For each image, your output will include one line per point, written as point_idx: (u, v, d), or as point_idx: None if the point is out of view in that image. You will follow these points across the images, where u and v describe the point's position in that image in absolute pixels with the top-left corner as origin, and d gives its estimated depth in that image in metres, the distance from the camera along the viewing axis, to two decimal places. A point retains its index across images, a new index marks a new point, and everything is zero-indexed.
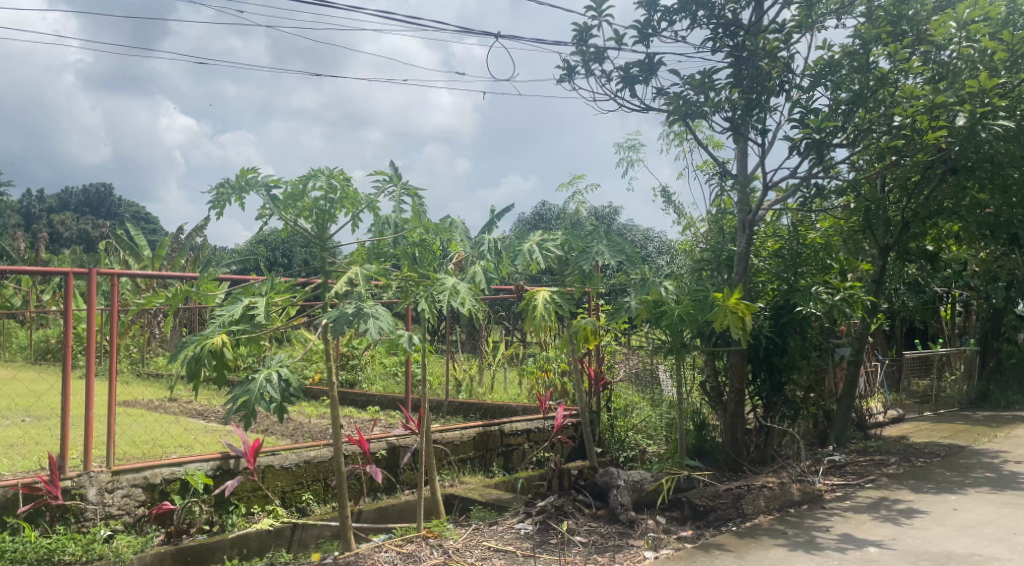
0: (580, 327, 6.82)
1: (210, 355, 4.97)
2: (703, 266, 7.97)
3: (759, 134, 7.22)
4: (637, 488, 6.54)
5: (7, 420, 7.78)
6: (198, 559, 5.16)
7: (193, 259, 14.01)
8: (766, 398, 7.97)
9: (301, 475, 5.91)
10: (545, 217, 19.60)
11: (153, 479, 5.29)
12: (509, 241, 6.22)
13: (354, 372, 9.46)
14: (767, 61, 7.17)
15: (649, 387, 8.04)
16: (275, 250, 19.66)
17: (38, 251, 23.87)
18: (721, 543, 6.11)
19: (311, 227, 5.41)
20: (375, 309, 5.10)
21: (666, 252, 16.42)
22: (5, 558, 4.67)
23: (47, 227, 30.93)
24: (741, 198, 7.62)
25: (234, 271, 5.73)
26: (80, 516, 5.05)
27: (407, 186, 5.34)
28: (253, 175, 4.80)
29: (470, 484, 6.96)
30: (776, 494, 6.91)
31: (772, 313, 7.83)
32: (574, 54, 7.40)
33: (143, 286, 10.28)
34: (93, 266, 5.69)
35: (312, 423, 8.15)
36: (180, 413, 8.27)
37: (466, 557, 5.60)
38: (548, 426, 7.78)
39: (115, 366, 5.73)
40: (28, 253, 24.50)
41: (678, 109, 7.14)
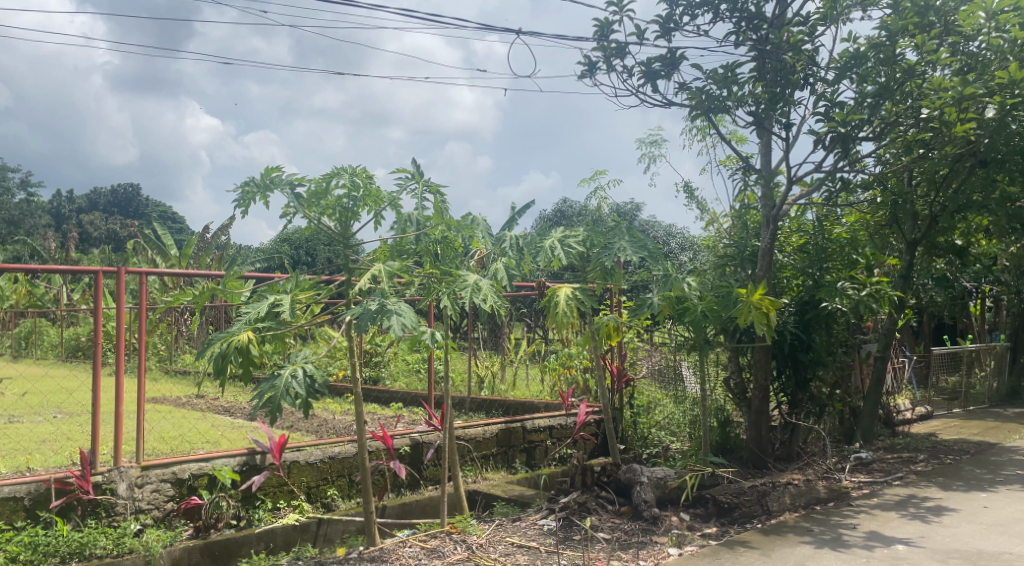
0: (602, 323, 6.91)
1: (237, 352, 5.05)
2: (727, 262, 7.91)
3: (784, 128, 7.14)
4: (661, 484, 6.59)
5: (38, 416, 7.94)
6: (226, 554, 5.24)
7: (220, 258, 14.19)
8: (791, 394, 7.88)
9: (325, 470, 5.98)
10: (567, 214, 19.62)
11: (181, 474, 5.38)
12: (530, 238, 6.24)
13: (377, 369, 9.53)
14: (791, 54, 7.11)
15: (672, 383, 7.87)
16: (300, 248, 19.91)
17: (68, 249, 24.30)
18: (746, 540, 6.08)
19: (335, 225, 5.48)
20: (398, 306, 5.11)
21: (688, 248, 16.33)
22: (37, 551, 4.77)
23: (76, 228, 31.48)
24: (765, 193, 7.55)
25: (258, 269, 5.80)
26: (111, 511, 5.16)
27: (429, 183, 5.38)
28: (277, 173, 4.87)
29: (492, 480, 7.00)
30: (801, 491, 6.88)
31: (797, 309, 7.76)
32: (595, 49, 7.37)
33: (169, 284, 10.44)
34: (121, 264, 5.76)
35: (336, 419, 8.23)
36: (207, 409, 8.39)
37: (490, 552, 5.62)
38: (570, 423, 7.79)
39: (143, 364, 5.83)
40: (60, 253, 24.96)
41: (701, 103, 7.09)
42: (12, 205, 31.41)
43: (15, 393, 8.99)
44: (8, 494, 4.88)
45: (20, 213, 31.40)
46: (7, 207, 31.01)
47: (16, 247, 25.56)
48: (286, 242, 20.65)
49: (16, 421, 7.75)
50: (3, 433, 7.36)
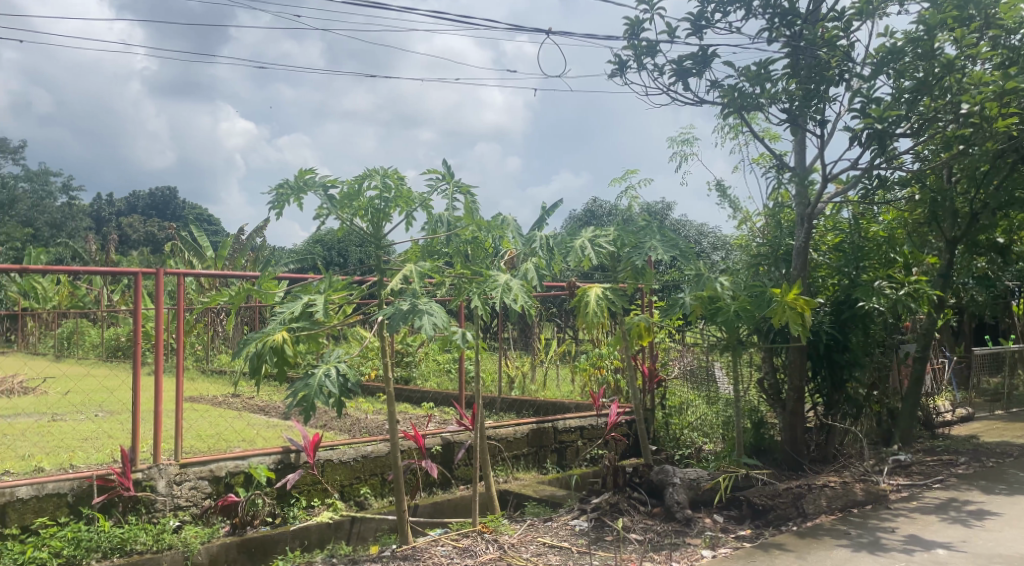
0: (633, 323, 6.87)
1: (272, 351, 5.14)
2: (760, 262, 7.82)
3: (818, 125, 7.04)
4: (694, 485, 6.54)
5: (81, 415, 8.14)
6: (262, 550, 5.32)
7: (254, 259, 14.41)
8: (827, 395, 7.73)
9: (358, 469, 6.06)
10: (597, 213, 19.58)
11: (218, 472, 5.49)
12: (560, 238, 6.23)
13: (408, 369, 9.60)
14: (826, 50, 7.00)
15: (705, 385, 7.85)
16: (331, 249, 20.16)
17: (108, 250, 24.90)
18: (781, 543, 6.01)
19: (367, 226, 5.54)
20: (429, 305, 5.16)
21: (720, 247, 16.15)
22: (80, 547, 4.89)
23: (116, 231, 32.18)
24: (799, 191, 7.45)
25: (293, 270, 5.88)
26: (151, 507, 5.25)
27: (460, 184, 5.42)
28: (311, 175, 4.94)
29: (523, 480, 7.01)
30: (838, 493, 6.76)
31: (833, 309, 7.60)
32: (626, 48, 7.34)
33: (206, 284, 10.63)
34: (160, 265, 5.87)
35: (368, 419, 8.29)
36: (243, 408, 8.53)
37: (521, 552, 5.63)
38: (601, 423, 7.78)
39: (182, 363, 5.93)
40: (98, 254, 25.52)
41: (733, 101, 7.01)
42: (54, 209, 32.22)
43: (59, 392, 9.23)
44: (52, 490, 4.99)
45: (62, 216, 32.18)
46: (49, 210, 31.80)
47: (57, 249, 26.17)
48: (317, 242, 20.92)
49: (60, 419, 7.96)
50: (47, 431, 7.56)
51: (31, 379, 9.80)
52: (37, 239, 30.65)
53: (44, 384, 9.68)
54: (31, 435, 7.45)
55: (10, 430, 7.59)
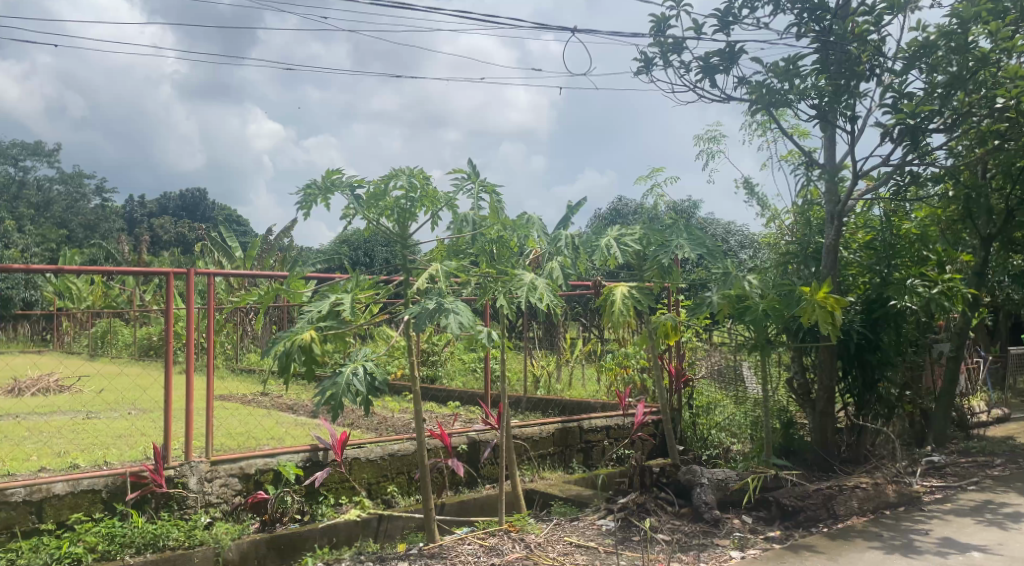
0: (659, 322, 6.81)
1: (300, 350, 5.18)
2: (789, 260, 7.71)
3: (848, 121, 6.94)
4: (722, 486, 6.52)
5: (115, 412, 8.29)
6: (292, 547, 5.38)
7: (282, 259, 14.56)
8: (858, 395, 7.64)
9: (385, 468, 6.10)
10: (622, 212, 19.52)
11: (248, 469, 5.55)
12: (586, 237, 6.20)
13: (434, 369, 9.65)
14: (857, 45, 6.85)
15: (732, 385, 7.90)
16: (357, 249, 20.32)
17: (140, 250, 25.35)
18: (811, 544, 5.93)
19: (393, 226, 5.58)
20: (455, 304, 5.18)
21: (747, 245, 15.98)
22: (115, 542, 4.97)
23: (148, 231, 32.75)
24: (829, 188, 7.34)
25: (320, 270, 5.92)
26: (183, 504, 5.34)
27: (485, 184, 5.42)
28: (338, 175, 4.99)
29: (550, 480, 7.00)
30: (870, 495, 6.66)
31: (863, 308, 7.49)
32: (652, 45, 7.29)
33: (235, 284, 10.76)
34: (190, 266, 5.95)
35: (395, 417, 8.34)
36: (272, 406, 8.63)
37: (548, 552, 5.61)
38: (628, 423, 7.75)
39: (212, 362, 6.01)
40: (129, 254, 25.94)
41: (761, 97, 6.94)
42: (89, 211, 32.83)
43: (93, 390, 9.41)
44: (87, 487, 5.08)
45: (96, 217, 32.78)
46: (84, 212, 32.43)
47: (91, 249, 26.65)
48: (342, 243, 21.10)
49: (94, 417, 8.11)
50: (82, 429, 7.71)
51: (66, 377, 9.99)
52: (70, 240, 31.29)
53: (78, 382, 9.87)
54: (67, 432, 7.60)
55: (46, 427, 7.76)
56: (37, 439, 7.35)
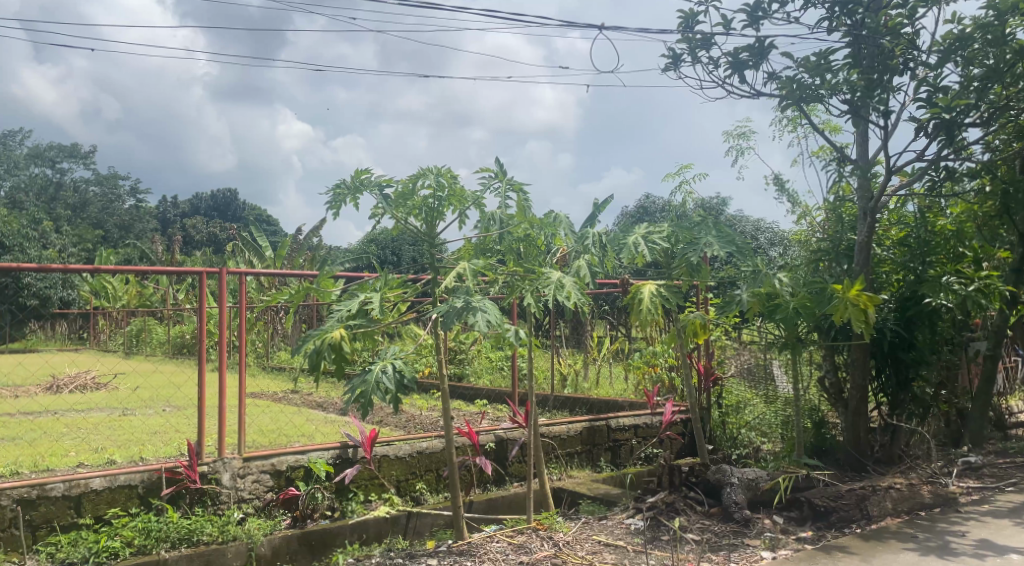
0: (688, 320, 6.75)
1: (330, 348, 5.22)
2: (820, 257, 7.60)
3: (881, 116, 6.81)
4: (752, 486, 6.41)
5: (150, 410, 8.43)
6: (322, 543, 5.45)
7: (312, 258, 14.68)
8: (892, 394, 7.47)
9: (414, 465, 6.15)
10: (649, 210, 19.44)
11: (279, 466, 5.62)
12: (613, 235, 6.20)
13: (461, 367, 9.69)
14: (890, 39, 6.74)
15: (762, 383, 7.83)
16: (385, 248, 20.47)
17: (174, 249, 25.74)
18: (844, 545, 5.85)
19: (421, 225, 5.61)
20: (483, 303, 5.18)
21: (777, 242, 15.78)
22: (150, 536, 5.03)
23: (180, 231, 33.30)
24: (862, 184, 7.22)
25: (349, 268, 5.98)
26: (216, 500, 5.42)
27: (512, 182, 5.42)
28: (367, 175, 5.03)
29: (578, 478, 6.98)
30: (905, 496, 6.55)
31: (898, 306, 7.32)
32: (680, 42, 7.23)
33: (266, 284, 10.89)
34: (222, 265, 6.02)
35: (424, 415, 8.38)
36: (302, 403, 8.73)
37: (576, 550, 5.60)
38: (656, 422, 7.72)
39: (244, 361, 6.09)
40: (163, 254, 26.36)
41: (792, 93, 6.82)
42: (124, 211, 33.46)
43: (129, 387, 9.59)
44: (124, 482, 5.17)
45: (130, 217, 33.36)
46: (119, 213, 33.03)
47: (125, 248, 27.13)
48: (369, 241, 21.24)
49: (130, 414, 8.27)
50: (118, 425, 7.87)
51: (103, 375, 10.19)
52: (105, 240, 31.96)
53: (115, 379, 10.07)
54: (104, 429, 7.76)
55: (84, 424, 7.92)
56: (75, 435, 7.52)
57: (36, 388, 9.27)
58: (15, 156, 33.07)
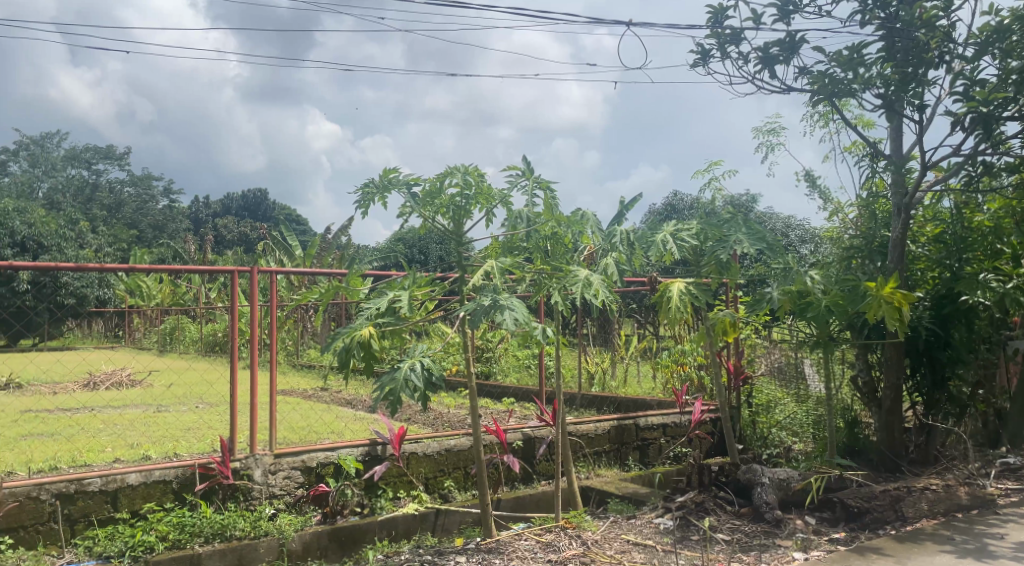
0: (717, 319, 6.67)
1: (359, 346, 5.27)
2: (853, 255, 7.47)
3: (916, 110, 6.67)
4: (784, 486, 6.34)
5: (183, 406, 8.57)
6: (352, 539, 5.49)
7: (341, 257, 14.81)
8: (928, 393, 7.32)
9: (442, 462, 6.17)
10: (677, 208, 19.31)
11: (310, 462, 5.68)
12: (641, 233, 6.16)
13: (489, 365, 9.71)
14: (925, 32, 6.59)
15: (794, 383, 7.66)
16: (413, 246, 20.62)
17: (206, 249, 26.13)
18: (878, 546, 5.75)
19: (448, 224, 5.61)
20: (510, 301, 5.17)
21: (809, 239, 15.56)
22: (184, 531, 5.10)
23: (212, 231, 33.81)
24: (895, 180, 7.08)
25: (377, 266, 6.01)
26: (248, 495, 5.48)
27: (539, 180, 5.40)
28: (395, 174, 5.05)
29: (606, 477, 6.95)
30: (941, 497, 6.41)
31: (933, 304, 7.16)
32: (709, 37, 7.15)
33: (296, 283, 11.00)
34: (252, 265, 5.96)
35: (451, 413, 8.41)
36: (332, 401, 8.82)
37: (605, 549, 5.58)
38: (685, 421, 7.67)
39: (275, 359, 6.09)
40: (196, 253, 26.76)
41: (823, 87, 6.71)
42: (157, 212, 34.06)
43: (163, 384, 9.77)
44: (159, 477, 5.24)
45: (163, 218, 33.90)
46: (152, 214, 33.61)
47: (159, 249, 27.63)
48: (398, 241, 21.38)
49: (165, 411, 8.41)
50: (153, 422, 8.01)
51: (138, 372, 10.38)
52: (141, 240, 32.53)
53: (150, 376, 10.26)
54: (139, 425, 7.91)
55: (121, 420, 8.08)
56: (112, 431, 7.67)
57: (74, 385, 9.46)
58: (52, 158, 33.76)
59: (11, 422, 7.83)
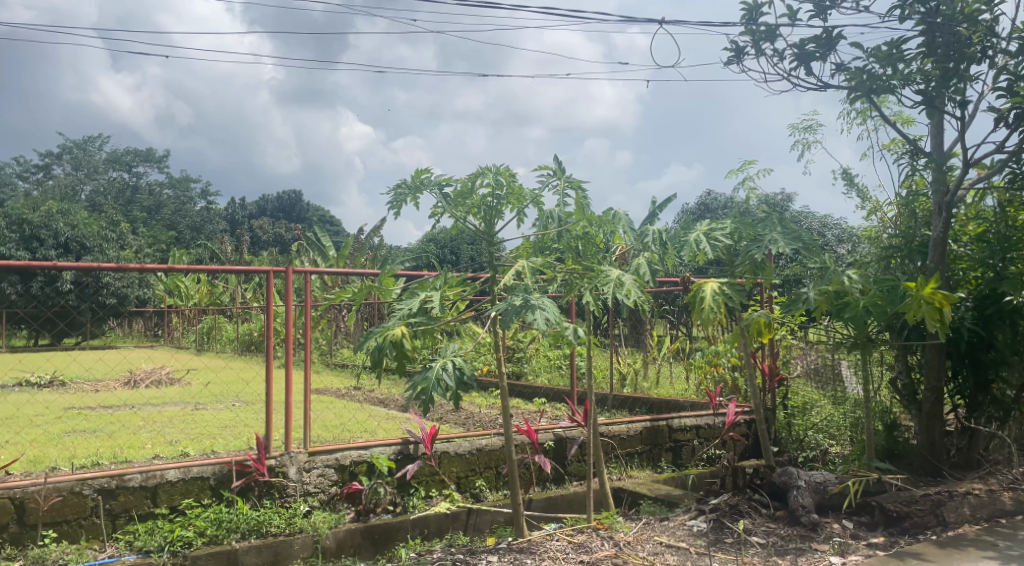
0: (752, 319, 6.56)
1: (392, 346, 5.21)
2: (892, 254, 7.29)
3: (958, 106, 6.49)
4: (820, 489, 6.18)
5: (220, 404, 8.71)
6: (385, 537, 5.53)
7: (374, 258, 14.91)
8: (970, 396, 7.09)
9: (474, 462, 6.19)
10: (711, 207, 19.13)
11: (343, 460, 5.74)
12: (674, 232, 6.09)
13: (520, 365, 9.72)
14: (966, 26, 6.42)
15: (830, 384, 7.47)
16: (445, 246, 20.71)
17: (243, 250, 26.45)
18: (918, 552, 5.63)
19: (480, 224, 5.60)
20: (541, 300, 5.15)
21: (845, 238, 15.31)
22: (222, 527, 5.18)
23: (249, 232, 34.32)
24: (936, 177, 6.90)
25: (409, 267, 6.02)
26: (283, 492, 5.53)
27: (571, 179, 5.37)
28: (427, 174, 5.07)
29: (638, 478, 6.90)
30: (984, 502, 6.25)
31: (975, 304, 6.95)
32: (743, 34, 7.04)
33: (329, 283, 11.10)
34: (289, 265, 6.00)
35: (482, 413, 8.43)
36: (365, 400, 8.89)
37: (638, 551, 5.54)
38: (719, 423, 7.59)
39: (310, 359, 6.14)
40: (233, 254, 27.15)
41: (861, 84, 6.56)
42: (195, 214, 34.67)
43: (201, 383, 9.92)
44: (197, 474, 5.32)
45: (202, 220, 34.47)
46: (190, 215, 34.23)
47: (197, 249, 28.14)
48: (430, 241, 21.57)
49: (202, 409, 8.55)
50: (191, 419, 8.16)
51: (177, 370, 10.57)
52: (180, 241, 33.08)
53: (188, 375, 10.44)
54: (178, 422, 8.05)
55: (160, 418, 8.23)
56: (151, 428, 7.82)
57: (115, 383, 9.66)
58: (95, 161, 34.53)
59: (55, 419, 8.02)
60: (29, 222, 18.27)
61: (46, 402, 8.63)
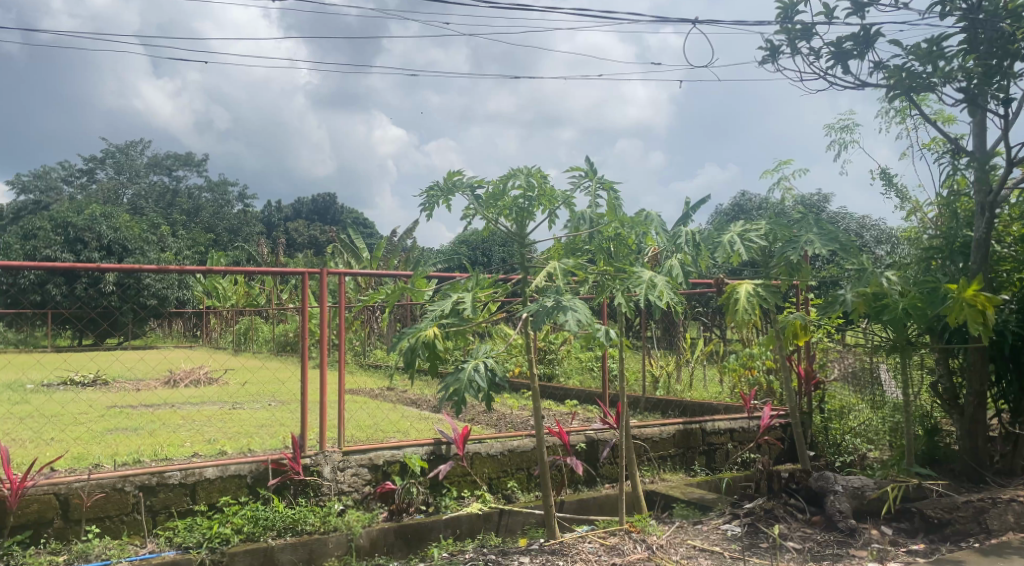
0: (788, 321, 6.45)
1: (424, 347, 5.29)
2: (932, 255, 7.14)
3: (1002, 104, 6.32)
4: (858, 494, 6.07)
5: (257, 404, 8.84)
6: (417, 537, 5.56)
7: (407, 260, 15.01)
8: (1015, 401, 6.87)
9: (505, 463, 6.19)
10: (745, 208, 18.93)
11: (377, 460, 5.78)
12: (707, 234, 6.05)
13: (552, 367, 9.72)
14: (1010, 22, 6.25)
15: (869, 387, 7.29)
16: (477, 248, 20.80)
17: (279, 252, 26.80)
18: (960, 560, 5.50)
19: (512, 225, 5.62)
20: (572, 302, 5.10)
21: (883, 240, 15.03)
22: (259, 524, 5.25)
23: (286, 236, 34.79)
24: (979, 177, 6.73)
25: (441, 269, 6.04)
26: (318, 491, 5.60)
27: (603, 180, 5.38)
28: (460, 177, 5.11)
29: (671, 482, 6.85)
30: None
31: (1020, 306, 6.72)
32: (779, 33, 6.95)
33: (363, 284, 11.20)
34: (324, 266, 6.01)
35: (514, 414, 8.43)
36: (397, 400, 8.95)
37: (670, 554, 5.49)
38: (754, 426, 7.50)
39: (344, 360, 6.18)
40: (270, 256, 27.53)
41: (901, 81, 6.43)
42: (233, 217, 35.22)
43: (238, 383, 10.06)
44: (234, 472, 5.41)
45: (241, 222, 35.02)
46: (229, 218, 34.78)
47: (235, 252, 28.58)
48: (462, 242, 21.68)
49: (239, 408, 8.68)
50: (228, 419, 8.29)
51: (215, 370, 10.74)
52: (218, 244, 33.60)
53: (225, 375, 10.60)
54: (215, 421, 8.18)
55: (198, 416, 8.37)
56: (190, 427, 7.96)
57: (155, 382, 9.85)
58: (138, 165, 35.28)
59: (98, 417, 8.22)
60: (74, 224, 18.70)
61: (89, 400, 8.83)
